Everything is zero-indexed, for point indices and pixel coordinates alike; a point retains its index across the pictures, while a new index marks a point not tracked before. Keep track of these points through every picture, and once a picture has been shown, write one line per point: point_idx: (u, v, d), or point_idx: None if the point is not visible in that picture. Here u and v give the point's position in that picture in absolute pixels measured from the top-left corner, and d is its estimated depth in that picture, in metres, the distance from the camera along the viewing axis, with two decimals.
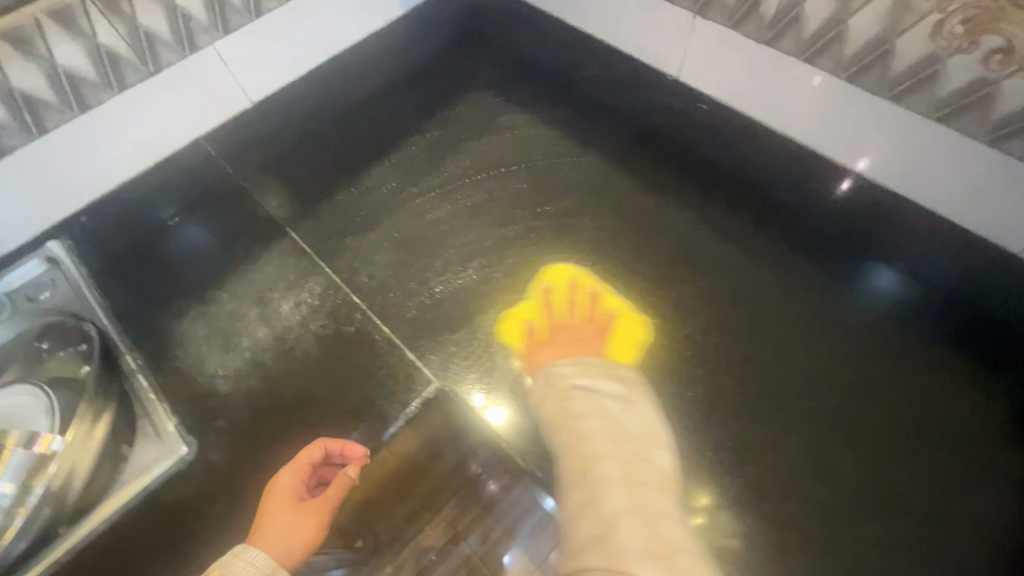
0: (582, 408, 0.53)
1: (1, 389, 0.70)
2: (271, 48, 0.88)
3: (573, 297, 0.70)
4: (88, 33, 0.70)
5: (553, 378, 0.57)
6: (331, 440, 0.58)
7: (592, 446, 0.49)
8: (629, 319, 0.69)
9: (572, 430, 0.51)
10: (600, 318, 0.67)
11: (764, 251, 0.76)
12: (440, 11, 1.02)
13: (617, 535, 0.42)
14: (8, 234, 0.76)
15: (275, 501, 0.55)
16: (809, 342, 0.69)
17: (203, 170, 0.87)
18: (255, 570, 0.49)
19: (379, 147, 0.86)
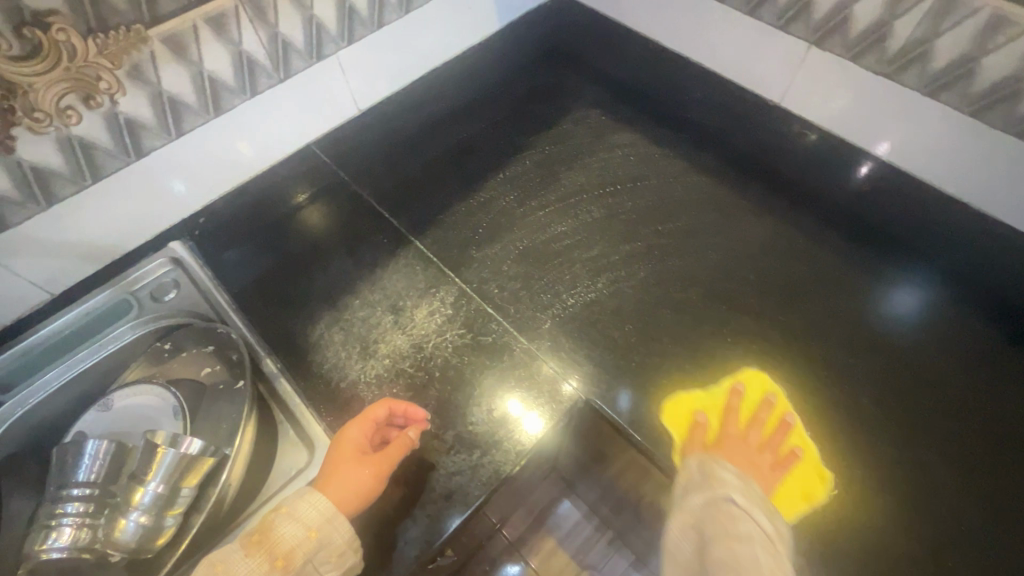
0: (745, 531, 0.53)
1: (128, 387, 0.68)
2: (385, 59, 0.90)
3: (759, 415, 0.66)
4: (234, 40, 0.70)
5: (710, 480, 0.57)
6: (397, 401, 0.61)
7: (740, 533, 0.52)
8: (812, 469, 0.63)
9: (723, 524, 0.53)
10: (784, 458, 0.63)
11: (809, 258, 0.80)
12: (534, 31, 1.06)
13: None
14: (133, 233, 0.76)
15: (340, 450, 0.58)
16: (841, 340, 0.72)
17: (316, 175, 0.88)
18: (320, 515, 0.52)
19: (491, 159, 0.88)
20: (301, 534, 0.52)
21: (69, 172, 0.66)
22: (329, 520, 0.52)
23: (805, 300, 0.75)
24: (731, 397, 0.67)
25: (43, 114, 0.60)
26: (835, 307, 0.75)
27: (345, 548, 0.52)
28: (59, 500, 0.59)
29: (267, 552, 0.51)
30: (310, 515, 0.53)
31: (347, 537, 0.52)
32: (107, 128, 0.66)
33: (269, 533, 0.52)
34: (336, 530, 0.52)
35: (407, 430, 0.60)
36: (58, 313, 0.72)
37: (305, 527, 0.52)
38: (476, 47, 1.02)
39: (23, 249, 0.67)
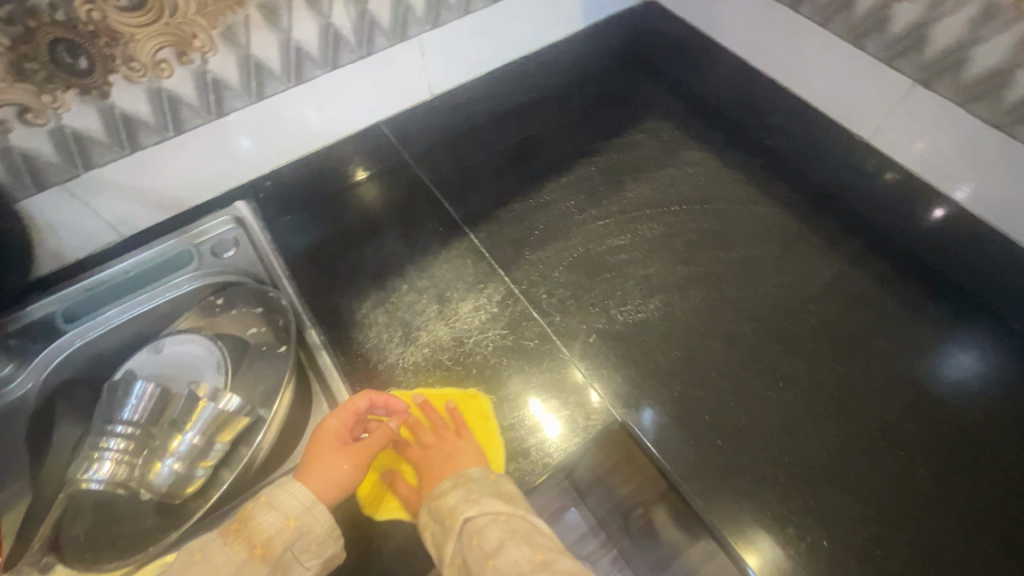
0: (494, 539, 0.52)
1: (183, 333, 0.71)
2: (465, 48, 0.90)
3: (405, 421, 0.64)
4: (324, 13, 0.71)
5: (443, 517, 0.55)
6: (377, 393, 0.62)
7: (491, 539, 0.52)
8: (473, 412, 0.64)
9: (476, 550, 0.53)
10: (455, 426, 0.62)
11: (873, 304, 0.74)
12: (616, 34, 1.03)
13: None
14: (202, 189, 0.79)
15: (322, 440, 0.60)
16: (885, 393, 0.68)
17: (379, 152, 0.88)
18: (297, 502, 0.54)
19: (557, 161, 0.86)
20: (279, 522, 0.53)
21: (154, 123, 0.68)
22: (308, 508, 0.54)
23: (862, 352, 0.71)
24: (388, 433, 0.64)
25: (140, 64, 0.62)
26: (885, 358, 0.70)
27: (324, 535, 0.54)
28: (103, 433, 0.62)
29: (245, 539, 0.53)
30: (289, 503, 0.55)
31: (326, 524, 0.54)
32: (194, 85, 0.68)
33: (248, 522, 0.53)
34: (315, 518, 0.54)
35: (388, 421, 0.63)
36: (125, 255, 0.76)
37: (284, 515, 0.54)
38: (556, 43, 1.00)
39: (102, 190, 0.71)
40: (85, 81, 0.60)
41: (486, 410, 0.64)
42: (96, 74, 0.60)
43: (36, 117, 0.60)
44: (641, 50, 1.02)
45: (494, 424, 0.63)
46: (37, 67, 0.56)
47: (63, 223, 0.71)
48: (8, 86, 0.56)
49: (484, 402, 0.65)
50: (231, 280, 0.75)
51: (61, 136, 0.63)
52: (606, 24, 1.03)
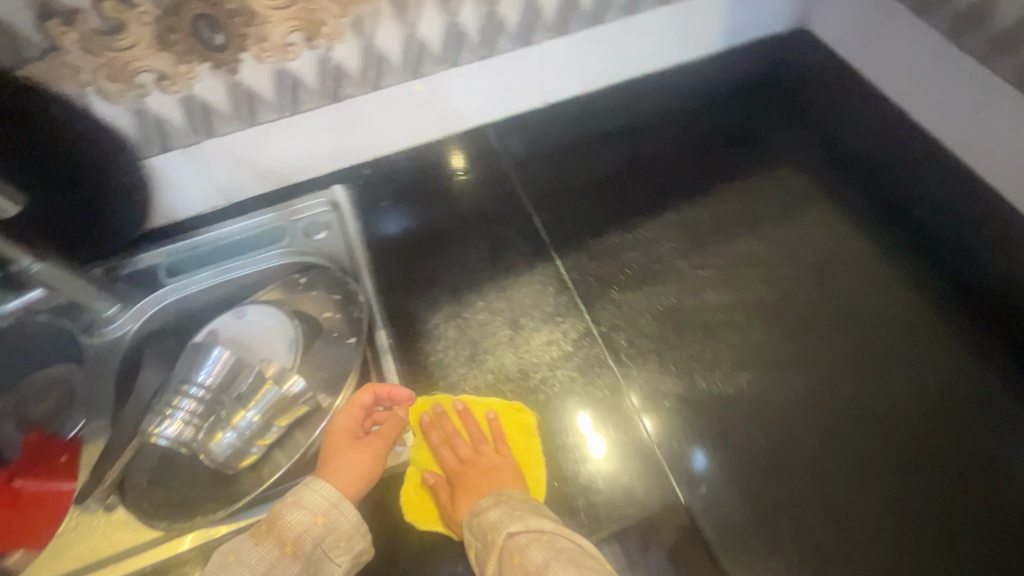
0: (538, 558, 0.51)
1: (262, 303, 0.72)
2: (588, 60, 0.84)
3: (447, 427, 0.63)
4: (453, 11, 0.69)
5: (484, 532, 0.55)
6: (381, 385, 0.61)
7: (534, 558, 0.52)
8: (513, 429, 0.63)
9: (519, 568, 0.52)
10: (495, 440, 0.62)
11: (1009, 429, 0.62)
12: (757, 60, 0.93)
13: None
14: (306, 168, 0.81)
15: (334, 439, 0.59)
16: (997, 538, 0.57)
17: (479, 154, 0.86)
18: (323, 500, 0.55)
19: (663, 195, 0.79)
20: (308, 520, 0.54)
21: (274, 102, 0.70)
22: (334, 505, 0.55)
23: (976, 478, 0.60)
24: (430, 433, 0.63)
25: (270, 45, 0.63)
26: (1007, 497, 0.59)
27: (352, 532, 0.55)
28: (178, 391, 0.64)
29: (275, 539, 0.53)
30: (315, 502, 0.55)
31: (353, 521, 0.55)
32: (316, 70, 0.68)
33: (277, 522, 0.54)
34: (343, 515, 0.55)
35: (396, 410, 0.62)
36: (229, 220, 0.79)
37: (311, 513, 0.54)
38: (686, 64, 0.92)
39: (217, 157, 0.74)
40: (219, 57, 0.62)
41: (529, 429, 0.62)
42: (229, 51, 0.62)
43: (172, 84, 0.62)
44: (782, 82, 0.91)
45: (535, 447, 0.61)
46: (179, 39, 0.58)
47: (180, 182, 0.75)
48: (152, 54, 0.59)
49: (530, 424, 0.62)
50: (317, 263, 0.76)
51: (190, 105, 0.65)
52: (746, 49, 0.93)
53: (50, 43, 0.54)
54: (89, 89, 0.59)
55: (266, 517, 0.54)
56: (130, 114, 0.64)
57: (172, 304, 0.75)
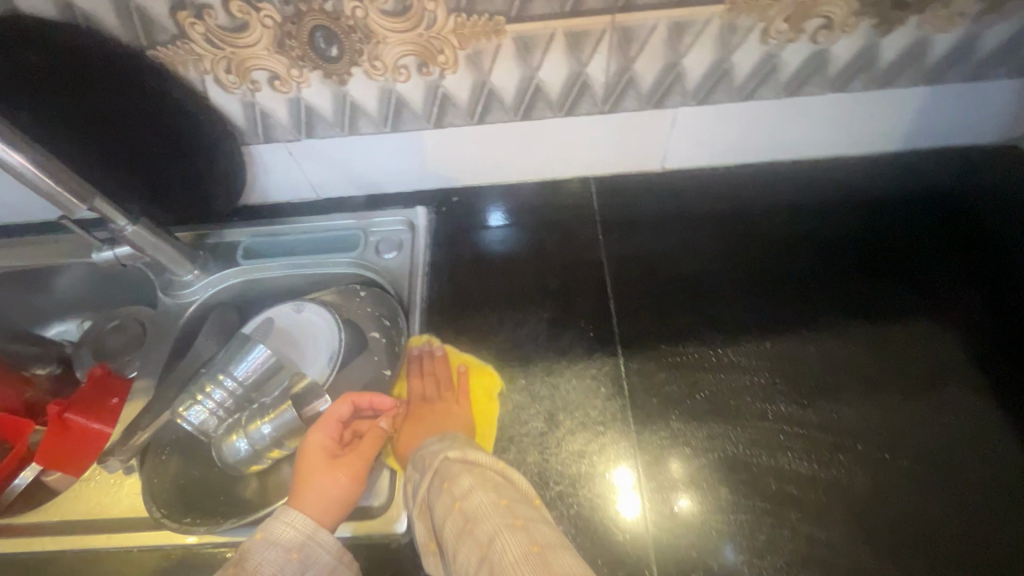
0: (465, 483, 0.49)
1: (319, 307, 0.72)
2: (724, 133, 0.73)
3: (424, 367, 0.67)
4: (582, 61, 0.61)
5: (425, 462, 0.54)
6: (359, 396, 0.61)
7: (461, 483, 0.49)
8: (480, 385, 0.65)
9: (446, 494, 0.49)
10: (458, 390, 0.63)
11: None
12: (937, 175, 0.76)
13: (496, 555, 0.44)
14: (396, 182, 0.79)
15: (309, 460, 0.58)
16: None
17: (573, 207, 0.78)
18: (296, 530, 0.52)
19: (769, 315, 0.67)
20: (281, 558, 0.50)
21: (376, 117, 0.67)
22: (310, 535, 0.52)
23: None
24: (409, 367, 0.68)
25: (382, 65, 0.60)
26: None
27: (335, 560, 0.51)
28: (212, 380, 0.66)
29: None
30: (290, 534, 0.51)
31: (334, 548, 0.52)
32: (424, 95, 0.65)
33: (245, 564, 0.49)
34: (320, 545, 0.51)
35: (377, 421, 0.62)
36: (312, 216, 0.79)
37: (284, 549, 0.50)
38: (841, 160, 0.78)
39: (314, 156, 0.73)
40: (330, 67, 0.60)
41: (492, 388, 0.64)
42: (342, 63, 0.60)
43: (282, 85, 0.62)
44: (964, 209, 0.73)
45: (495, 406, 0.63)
46: (296, 45, 0.57)
47: (276, 171, 0.76)
48: (268, 55, 0.58)
49: (495, 387, 0.64)
50: (378, 283, 0.75)
51: (297, 106, 0.65)
52: (926, 160, 0.77)
53: (179, 31, 0.56)
54: (208, 77, 0.61)
55: (234, 561, 0.49)
56: (241, 105, 0.64)
57: (238, 284, 0.77)
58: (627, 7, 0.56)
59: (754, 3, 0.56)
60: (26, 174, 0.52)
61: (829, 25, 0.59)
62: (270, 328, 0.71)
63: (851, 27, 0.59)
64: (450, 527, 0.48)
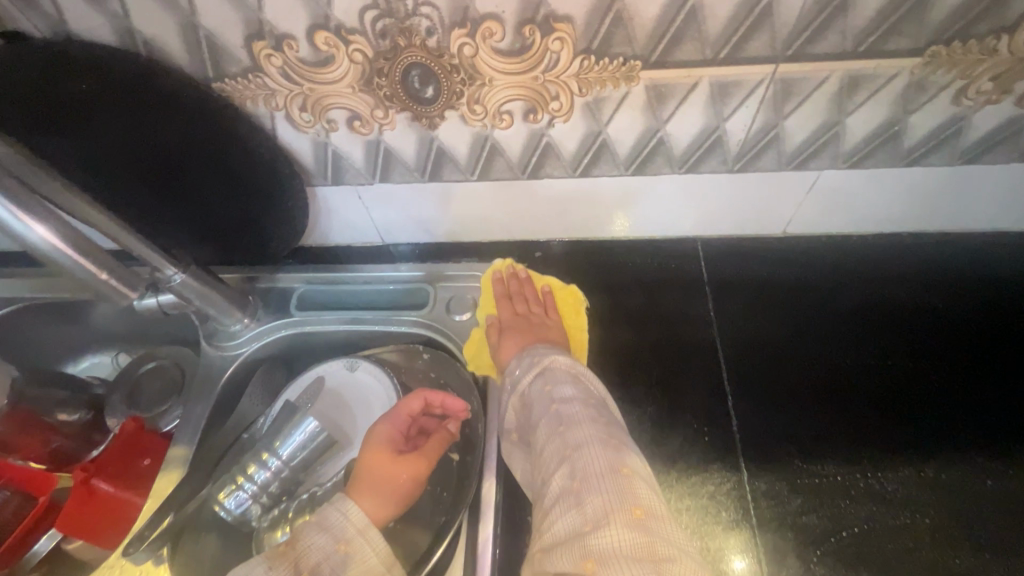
0: (568, 391, 0.50)
1: (380, 370, 0.63)
2: (867, 201, 0.61)
3: (510, 286, 0.65)
4: (722, 114, 0.51)
5: (534, 362, 0.55)
6: (435, 393, 0.55)
7: (564, 392, 0.50)
8: (564, 303, 0.65)
9: (547, 400, 0.50)
10: (547, 306, 0.63)
11: None
12: None
13: (581, 458, 0.43)
14: (473, 231, 0.69)
15: (370, 447, 0.53)
16: None
17: (676, 271, 0.67)
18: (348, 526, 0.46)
19: (928, 432, 0.54)
20: (330, 546, 0.45)
21: (464, 164, 0.58)
22: (361, 531, 0.46)
23: None
24: (495, 286, 0.66)
25: (483, 109, 0.51)
26: None
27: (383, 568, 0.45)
28: (255, 460, 0.58)
29: (291, 563, 0.44)
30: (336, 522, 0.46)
31: (383, 554, 0.46)
32: (524, 144, 0.55)
33: (296, 544, 0.45)
34: (370, 545, 0.46)
35: (446, 424, 0.57)
36: (375, 265, 0.70)
37: (334, 539, 0.45)
38: (1005, 235, 0.65)
39: (385, 200, 0.64)
40: (422, 110, 0.51)
41: (579, 301, 0.64)
42: (436, 106, 0.50)
43: (362, 126, 0.53)
44: None
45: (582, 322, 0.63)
46: (385, 84, 0.48)
47: (341, 214, 0.67)
48: (351, 93, 0.49)
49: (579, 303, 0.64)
50: (448, 347, 0.65)
51: (374, 148, 0.56)
52: None
53: (253, 63, 0.47)
54: (279, 113, 0.53)
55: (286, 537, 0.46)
56: (312, 145, 0.56)
57: (289, 336, 0.68)
58: (796, 56, 0.45)
59: (959, 57, 0.44)
60: (49, 249, 0.44)
61: None
62: (320, 389, 0.64)
63: None
64: (542, 427, 0.48)
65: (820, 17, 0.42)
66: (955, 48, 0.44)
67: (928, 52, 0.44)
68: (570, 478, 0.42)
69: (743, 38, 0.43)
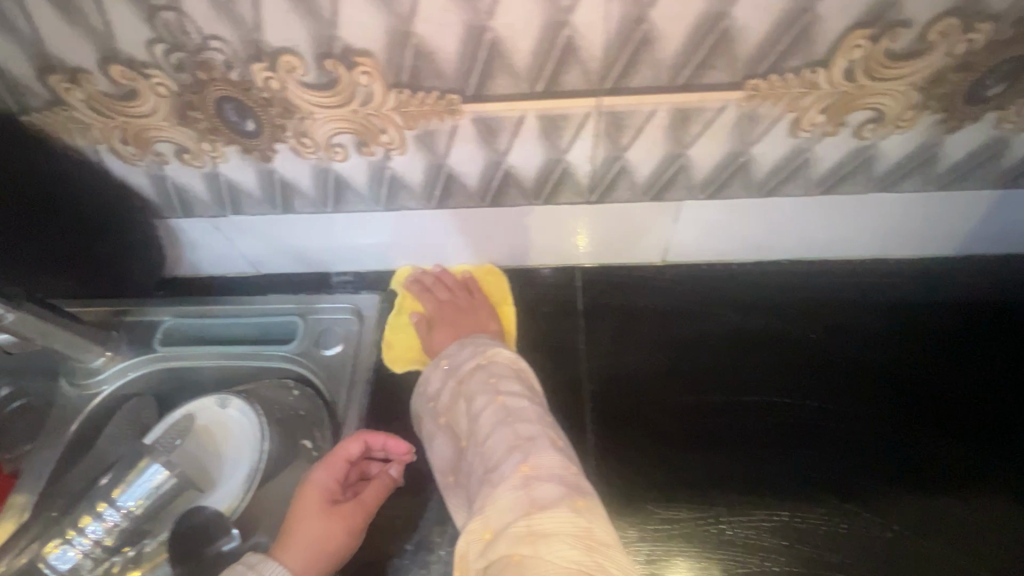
0: (513, 387, 0.50)
1: (241, 402, 0.60)
2: (746, 229, 0.60)
3: (426, 279, 0.65)
4: (560, 147, 0.49)
5: (476, 351, 0.55)
6: (373, 438, 0.53)
7: (512, 386, 0.50)
8: (484, 285, 0.65)
9: (491, 394, 0.49)
10: (469, 291, 0.64)
11: None
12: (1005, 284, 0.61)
13: (534, 450, 0.44)
14: (348, 262, 0.67)
15: (304, 498, 0.51)
16: None
17: (553, 297, 0.64)
18: None
19: (879, 458, 0.53)
20: None
21: (313, 195, 0.55)
22: None
23: None
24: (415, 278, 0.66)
25: (312, 142, 0.49)
26: None
27: None
28: (88, 511, 0.55)
29: None
30: None
31: None
32: (368, 176, 0.53)
33: None
34: None
35: (388, 467, 0.54)
36: (247, 295, 0.67)
37: None
38: (889, 260, 0.63)
39: (247, 231, 0.62)
40: (249, 142, 0.49)
41: (504, 283, 0.65)
42: (262, 139, 0.48)
43: (193, 159, 0.51)
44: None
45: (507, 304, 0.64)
46: (201, 117, 0.46)
47: (204, 245, 0.64)
48: (169, 127, 0.47)
49: (502, 283, 0.65)
50: (313, 383, 0.63)
51: (215, 181, 0.54)
52: (986, 265, 0.62)
53: (56, 96, 0.45)
54: (102, 146, 0.50)
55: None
56: (149, 177, 0.54)
57: (150, 372, 0.65)
58: (616, 90, 0.43)
59: (781, 91, 0.43)
60: None
61: (879, 118, 0.46)
62: (191, 426, 0.61)
63: (908, 122, 0.46)
64: (486, 416, 0.48)
65: (628, 50, 0.40)
66: (774, 82, 0.42)
67: (749, 85, 0.42)
68: (519, 462, 0.43)
69: (556, 73, 0.42)
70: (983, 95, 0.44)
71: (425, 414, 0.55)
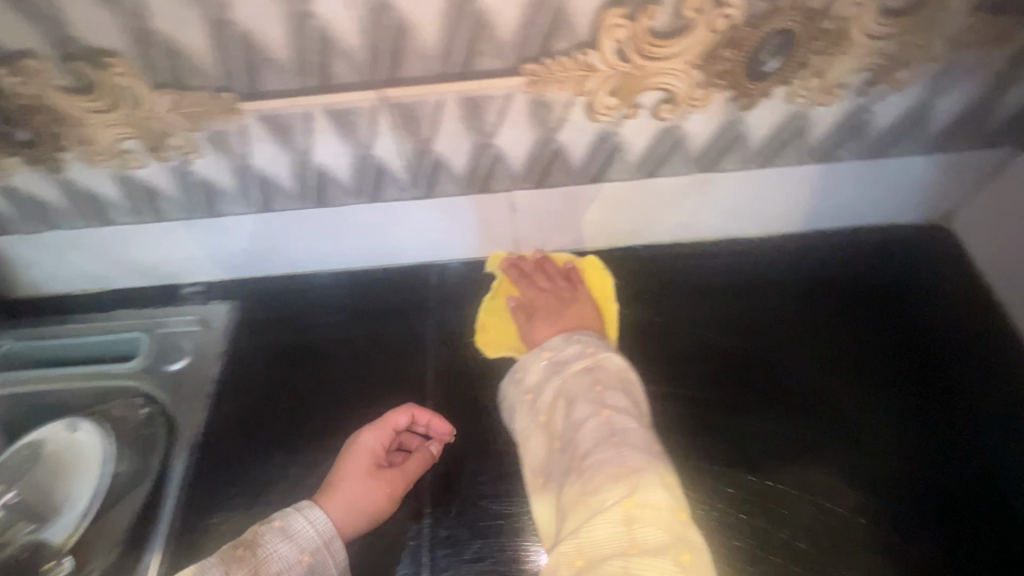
0: (621, 402, 0.46)
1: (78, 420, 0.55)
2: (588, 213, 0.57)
3: (524, 266, 0.59)
4: (363, 143, 0.48)
5: (585, 356, 0.50)
6: (421, 411, 0.51)
7: (622, 403, 0.46)
8: (587, 277, 0.59)
9: (601, 409, 0.45)
10: (571, 281, 0.58)
11: None
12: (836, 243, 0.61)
13: (639, 479, 0.40)
14: (192, 273, 0.63)
15: (350, 459, 0.49)
16: None
17: (404, 293, 0.61)
18: (314, 534, 0.44)
19: (808, 436, 0.49)
20: None
21: (128, 205, 0.53)
22: (325, 543, 0.44)
23: None
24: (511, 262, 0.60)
25: (99, 149, 0.46)
26: None
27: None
28: None
29: None
30: (303, 533, 0.44)
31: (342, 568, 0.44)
32: (175, 182, 0.50)
33: None
34: (333, 558, 0.44)
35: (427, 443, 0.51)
36: (88, 314, 0.64)
37: (298, 549, 0.44)
38: (739, 240, 0.61)
39: (74, 244, 0.59)
40: (30, 152, 0.46)
41: (606, 274, 0.59)
42: (42, 148, 0.46)
43: None
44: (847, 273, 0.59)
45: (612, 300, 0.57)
46: None
47: (37, 262, 0.61)
48: None
49: (605, 278, 0.58)
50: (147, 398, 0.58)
51: (15, 195, 0.51)
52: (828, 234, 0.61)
53: None
54: None
55: (245, 539, 0.43)
56: None
57: None
58: (394, 81, 0.42)
59: (559, 74, 0.42)
60: None
61: (671, 98, 0.45)
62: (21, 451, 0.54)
63: (701, 101, 0.46)
64: (588, 430, 0.45)
65: (388, 41, 0.40)
66: (548, 66, 0.42)
67: (525, 70, 0.42)
68: (621, 497, 0.39)
69: (324, 65, 0.41)
70: (763, 70, 0.44)
71: (521, 409, 0.50)
